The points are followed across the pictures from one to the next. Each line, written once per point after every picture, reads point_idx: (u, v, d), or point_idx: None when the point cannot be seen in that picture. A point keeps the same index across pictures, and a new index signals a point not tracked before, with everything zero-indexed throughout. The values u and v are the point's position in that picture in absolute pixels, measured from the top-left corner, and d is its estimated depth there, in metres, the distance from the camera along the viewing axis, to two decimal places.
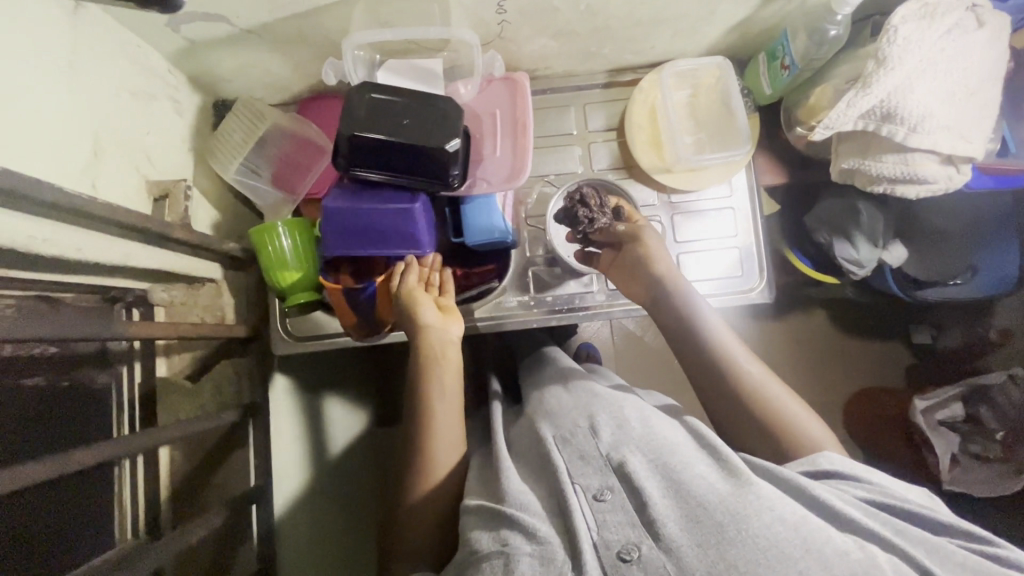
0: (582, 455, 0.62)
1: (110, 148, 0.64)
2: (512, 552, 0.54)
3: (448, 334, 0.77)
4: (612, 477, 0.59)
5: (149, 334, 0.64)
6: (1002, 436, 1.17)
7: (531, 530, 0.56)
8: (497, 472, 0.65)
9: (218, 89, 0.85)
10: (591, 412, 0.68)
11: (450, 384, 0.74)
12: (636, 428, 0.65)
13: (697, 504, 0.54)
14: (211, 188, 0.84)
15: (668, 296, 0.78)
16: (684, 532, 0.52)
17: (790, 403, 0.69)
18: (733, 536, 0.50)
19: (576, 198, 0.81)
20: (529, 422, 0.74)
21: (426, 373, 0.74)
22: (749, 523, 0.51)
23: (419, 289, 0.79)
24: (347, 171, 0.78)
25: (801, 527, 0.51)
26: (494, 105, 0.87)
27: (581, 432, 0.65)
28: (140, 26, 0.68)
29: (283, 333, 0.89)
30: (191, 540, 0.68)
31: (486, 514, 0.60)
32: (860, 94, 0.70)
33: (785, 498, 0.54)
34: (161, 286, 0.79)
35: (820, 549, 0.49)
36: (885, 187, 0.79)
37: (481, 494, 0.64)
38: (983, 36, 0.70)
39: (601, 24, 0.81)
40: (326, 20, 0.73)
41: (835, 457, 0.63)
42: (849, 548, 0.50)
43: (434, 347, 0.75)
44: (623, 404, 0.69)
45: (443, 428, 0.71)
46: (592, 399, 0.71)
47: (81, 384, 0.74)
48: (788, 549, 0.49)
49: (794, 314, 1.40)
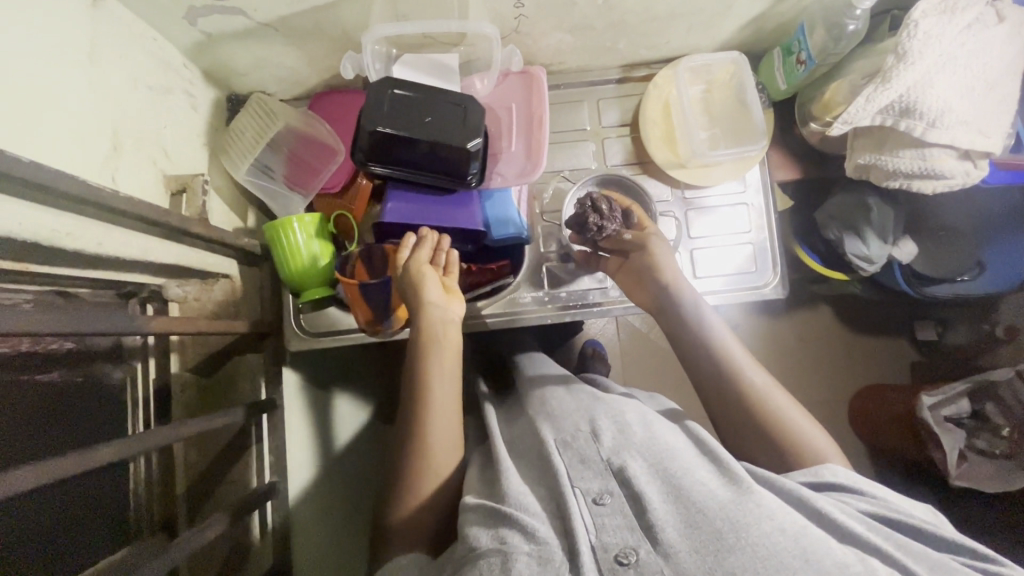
0: (583, 458, 0.62)
1: (129, 141, 0.64)
2: (509, 550, 0.53)
3: (449, 314, 0.75)
4: (612, 481, 0.59)
5: (169, 329, 0.63)
6: (1010, 432, 1.13)
7: (530, 529, 0.55)
8: (498, 473, 0.65)
9: (232, 82, 0.84)
10: (593, 417, 0.69)
11: (449, 364, 0.72)
12: (637, 432, 0.66)
13: (698, 511, 0.54)
14: (226, 187, 0.83)
15: (671, 298, 0.79)
16: (683, 539, 0.52)
17: (793, 414, 0.69)
18: (732, 544, 0.51)
19: (588, 203, 0.80)
20: (530, 423, 0.74)
21: (425, 351, 0.72)
22: (749, 531, 0.52)
23: (428, 265, 0.76)
24: (364, 166, 0.78)
25: (799, 538, 0.51)
26: (509, 100, 0.87)
27: (582, 436, 0.66)
28: (158, 19, 0.67)
29: (298, 329, 0.90)
30: (210, 536, 0.67)
31: (485, 512, 0.59)
32: (880, 89, 0.70)
33: (785, 508, 0.55)
34: (176, 282, 0.78)
35: (819, 559, 0.50)
36: (901, 182, 0.79)
37: (480, 494, 0.63)
38: (1003, 31, 0.70)
39: (618, 18, 0.81)
40: (344, 13, 0.72)
41: (836, 468, 0.63)
42: (849, 561, 0.50)
43: (434, 326, 0.73)
44: (623, 408, 0.71)
45: (440, 413, 0.69)
46: (593, 404, 0.72)
47: (97, 380, 0.73)
48: (786, 559, 0.49)
49: (801, 311, 1.40)
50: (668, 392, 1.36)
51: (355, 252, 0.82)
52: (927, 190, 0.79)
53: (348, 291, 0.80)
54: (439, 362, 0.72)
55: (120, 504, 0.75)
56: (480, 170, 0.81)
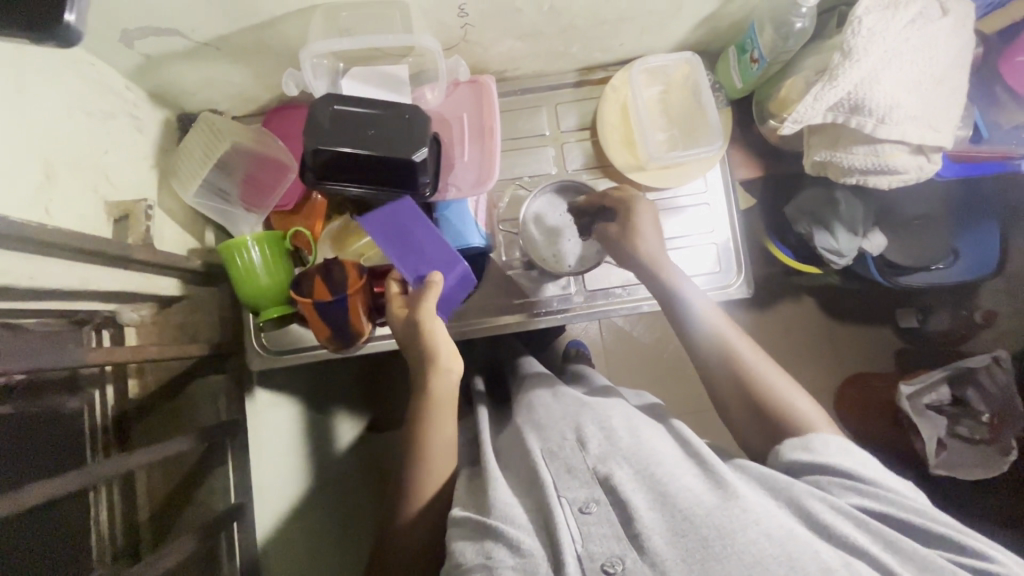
0: (569, 467, 0.62)
1: (64, 170, 0.63)
2: (494, 565, 0.54)
3: (451, 375, 0.71)
4: (597, 489, 0.58)
5: (113, 360, 0.64)
6: (990, 418, 1.14)
7: (514, 542, 0.55)
8: (485, 480, 0.65)
9: (182, 103, 0.83)
10: (578, 423, 0.68)
11: (447, 422, 0.71)
12: (625, 437, 0.64)
13: (684, 519, 0.53)
14: (178, 210, 0.83)
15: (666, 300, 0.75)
16: (670, 547, 0.52)
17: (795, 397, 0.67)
18: (719, 552, 0.50)
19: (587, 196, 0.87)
20: (517, 432, 0.74)
21: (425, 410, 0.70)
22: (733, 538, 0.50)
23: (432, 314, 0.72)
24: (316, 184, 0.76)
25: (785, 543, 0.50)
26: (460, 109, 0.87)
27: (569, 444, 0.65)
28: (93, 43, 0.67)
29: (259, 349, 0.89)
30: (167, 566, 0.66)
31: (472, 525, 0.59)
32: (827, 87, 0.70)
33: (772, 512, 0.53)
34: (129, 307, 0.77)
35: (804, 565, 0.48)
36: (857, 178, 0.79)
37: (468, 505, 0.63)
38: (947, 24, 0.70)
39: (566, 23, 0.80)
40: (283, 30, 0.71)
41: (827, 439, 0.61)
42: (834, 565, 0.48)
43: (436, 390, 0.70)
44: (610, 413, 0.70)
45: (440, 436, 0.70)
46: (579, 409, 0.71)
47: (52, 410, 0.72)
48: (772, 566, 0.48)
49: (785, 303, 1.35)
50: (652, 391, 1.35)
51: (314, 268, 0.81)
52: (882, 186, 0.79)
53: (305, 310, 0.80)
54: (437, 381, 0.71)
55: (81, 533, 0.74)
56: (433, 179, 0.80)
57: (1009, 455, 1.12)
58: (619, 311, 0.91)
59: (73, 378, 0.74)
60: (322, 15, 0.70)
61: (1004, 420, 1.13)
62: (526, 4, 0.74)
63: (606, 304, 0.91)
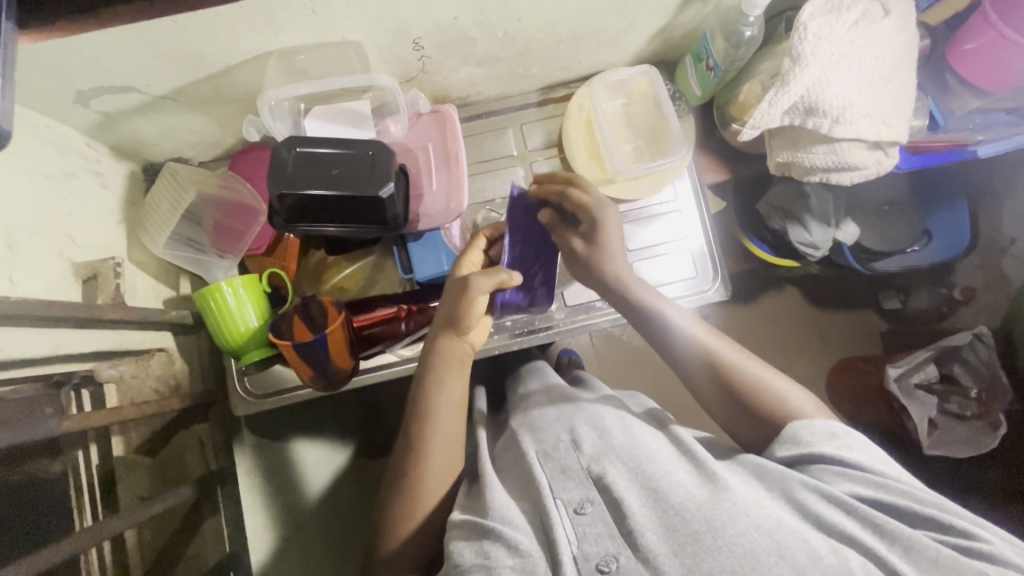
0: (563, 468, 0.61)
1: (25, 238, 0.63)
2: (492, 565, 0.54)
3: (467, 342, 0.74)
4: (593, 489, 0.58)
5: (86, 425, 0.62)
6: (978, 394, 1.13)
7: (513, 543, 0.55)
8: (482, 488, 0.64)
9: (145, 154, 0.84)
10: (573, 425, 0.67)
11: (451, 381, 0.72)
12: (619, 437, 0.63)
13: (675, 514, 0.53)
14: (149, 261, 0.83)
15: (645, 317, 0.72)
16: (663, 543, 0.51)
17: (766, 377, 0.65)
18: (710, 545, 0.50)
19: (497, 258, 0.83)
20: (513, 436, 0.71)
21: (435, 373, 0.72)
22: (725, 531, 0.50)
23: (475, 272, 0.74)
24: (286, 228, 0.77)
25: (775, 532, 0.50)
26: (424, 139, 0.89)
27: (563, 445, 0.64)
28: (50, 107, 0.67)
29: (242, 393, 0.88)
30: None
31: (471, 526, 0.59)
32: (781, 92, 0.72)
33: (762, 502, 0.53)
34: (108, 363, 0.74)
35: (794, 556, 0.48)
36: (819, 176, 0.80)
37: (467, 509, 0.63)
38: (889, 24, 0.72)
39: (522, 47, 0.82)
40: (241, 75, 0.72)
41: (809, 425, 0.59)
42: (823, 553, 0.48)
43: (453, 355, 0.73)
44: (603, 412, 0.68)
45: (446, 399, 0.71)
46: (573, 410, 0.70)
47: (30, 477, 0.68)
48: (762, 557, 0.48)
49: (768, 298, 1.32)
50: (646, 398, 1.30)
51: (293, 310, 0.82)
52: (845, 182, 0.81)
53: (287, 354, 0.78)
54: (458, 342, 0.73)
55: None
56: (403, 212, 0.80)
57: (1000, 428, 1.09)
58: (601, 323, 0.93)
59: (54, 441, 0.70)
60: (278, 61, 0.71)
61: (991, 394, 1.11)
62: (479, 33, 0.75)
63: (586, 318, 0.94)
